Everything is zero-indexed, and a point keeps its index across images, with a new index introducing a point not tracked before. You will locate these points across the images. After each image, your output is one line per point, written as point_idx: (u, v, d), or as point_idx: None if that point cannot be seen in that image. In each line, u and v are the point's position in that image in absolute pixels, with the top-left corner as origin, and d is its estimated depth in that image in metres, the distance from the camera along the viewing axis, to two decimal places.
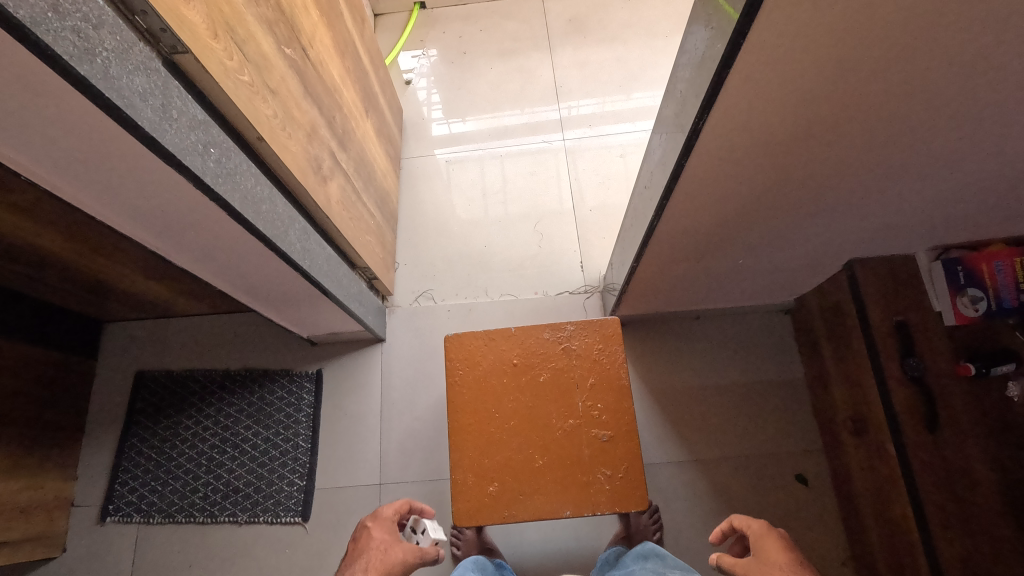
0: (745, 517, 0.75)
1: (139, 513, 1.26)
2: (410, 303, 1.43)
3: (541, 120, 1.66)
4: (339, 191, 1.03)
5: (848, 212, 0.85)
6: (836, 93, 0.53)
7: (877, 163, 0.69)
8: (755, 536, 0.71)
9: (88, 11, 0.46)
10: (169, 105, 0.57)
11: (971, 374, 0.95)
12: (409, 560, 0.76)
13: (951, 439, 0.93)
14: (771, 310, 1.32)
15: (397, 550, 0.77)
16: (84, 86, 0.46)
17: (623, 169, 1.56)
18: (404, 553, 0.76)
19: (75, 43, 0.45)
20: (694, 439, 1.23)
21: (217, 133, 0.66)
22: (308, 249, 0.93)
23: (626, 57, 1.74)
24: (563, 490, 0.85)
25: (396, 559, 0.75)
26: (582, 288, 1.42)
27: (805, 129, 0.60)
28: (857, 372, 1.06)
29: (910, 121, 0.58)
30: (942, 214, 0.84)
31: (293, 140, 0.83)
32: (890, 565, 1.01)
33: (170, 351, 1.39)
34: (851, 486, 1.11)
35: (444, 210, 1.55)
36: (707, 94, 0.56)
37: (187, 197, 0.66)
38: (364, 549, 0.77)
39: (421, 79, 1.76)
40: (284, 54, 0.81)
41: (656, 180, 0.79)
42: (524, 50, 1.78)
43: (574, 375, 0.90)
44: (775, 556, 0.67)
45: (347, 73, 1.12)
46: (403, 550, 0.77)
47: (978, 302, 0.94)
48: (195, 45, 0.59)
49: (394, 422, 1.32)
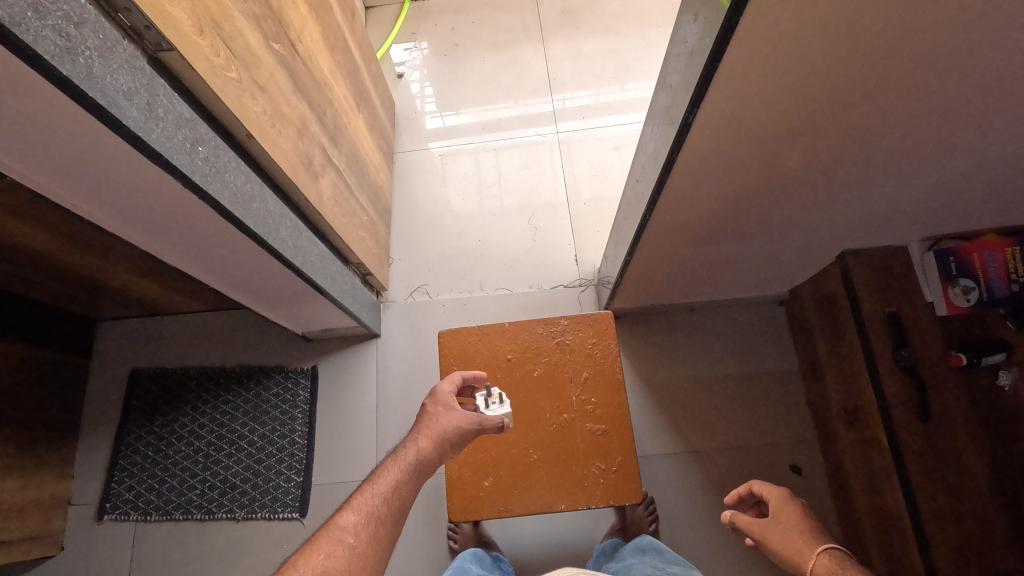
0: (764, 482, 0.73)
1: (136, 510, 1.26)
2: (404, 298, 1.43)
3: (534, 113, 1.65)
4: (331, 187, 1.02)
5: (840, 204, 0.85)
6: (825, 85, 0.53)
7: (868, 154, 0.68)
8: (774, 503, 0.69)
9: (69, 9, 0.45)
10: (154, 103, 0.56)
11: (962, 364, 0.95)
12: (464, 429, 0.77)
13: (942, 429, 0.94)
14: (764, 301, 1.32)
15: (451, 419, 0.77)
16: (66, 85, 0.46)
17: (617, 161, 1.56)
18: (458, 422, 0.77)
19: (56, 42, 0.44)
20: (689, 431, 1.24)
21: (205, 131, 0.65)
22: (300, 245, 0.92)
23: (620, 48, 1.73)
24: (558, 484, 0.85)
25: (450, 430, 0.76)
26: (577, 281, 1.42)
27: (795, 121, 0.60)
28: (851, 363, 1.07)
29: (901, 112, 0.58)
30: (933, 205, 0.84)
31: (283, 136, 0.82)
32: (882, 553, 1.02)
33: (164, 349, 1.38)
34: (844, 476, 1.11)
35: (438, 204, 1.54)
36: (697, 89, 0.56)
37: (175, 195, 0.65)
38: (420, 421, 0.78)
39: (414, 72, 1.75)
40: (272, 50, 0.80)
41: (648, 174, 0.78)
42: (516, 42, 1.77)
43: (568, 369, 0.91)
44: (795, 522, 0.66)
45: (338, 67, 1.11)
46: (458, 419, 0.77)
47: (969, 292, 0.93)
48: (181, 42, 0.58)
49: (390, 417, 1.32)
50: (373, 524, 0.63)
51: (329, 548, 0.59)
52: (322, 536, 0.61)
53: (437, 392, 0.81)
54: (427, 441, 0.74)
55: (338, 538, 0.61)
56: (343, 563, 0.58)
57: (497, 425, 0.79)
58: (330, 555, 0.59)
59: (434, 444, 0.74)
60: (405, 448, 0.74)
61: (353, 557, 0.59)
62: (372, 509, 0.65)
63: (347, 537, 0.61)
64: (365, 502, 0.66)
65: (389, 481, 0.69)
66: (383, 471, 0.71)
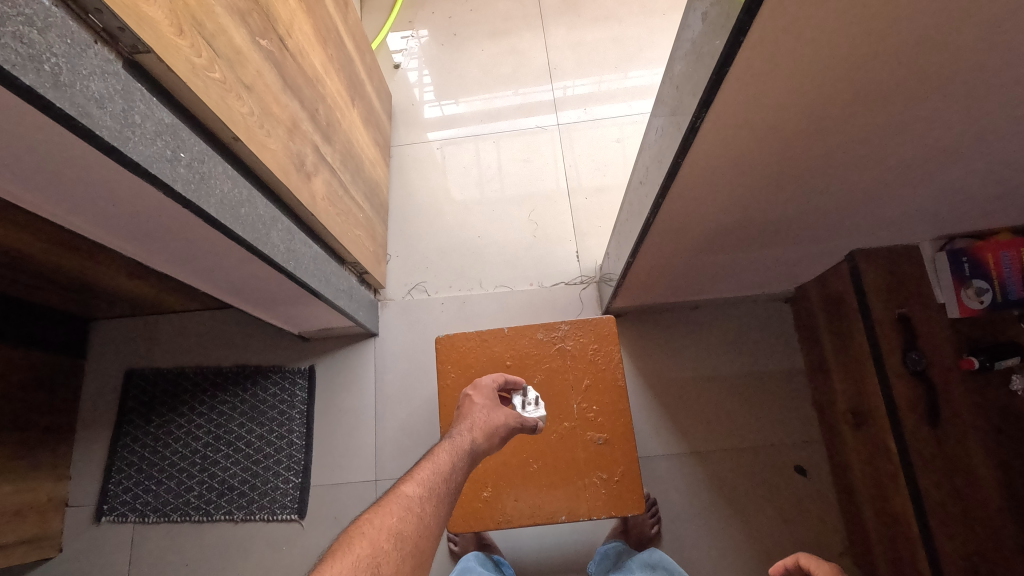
0: (812, 555, 0.66)
1: (134, 512, 1.25)
2: (403, 296, 1.40)
3: (534, 102, 1.61)
4: (324, 187, 0.99)
5: (852, 203, 0.82)
6: (842, 84, 0.50)
7: (882, 153, 0.66)
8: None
9: (32, 13, 0.42)
10: (131, 110, 0.53)
11: (974, 368, 0.93)
12: (511, 426, 0.76)
13: (952, 433, 0.92)
14: (770, 298, 1.29)
15: (502, 414, 0.77)
16: (30, 96, 0.43)
17: (619, 154, 1.52)
18: (507, 419, 0.76)
19: (16, 49, 0.41)
20: (693, 431, 1.22)
21: (187, 136, 0.63)
22: (293, 249, 0.89)
23: (622, 35, 1.68)
24: (559, 495, 0.83)
25: (501, 425, 0.75)
26: (579, 278, 1.40)
27: (807, 121, 0.57)
28: (859, 365, 1.04)
29: (921, 110, 0.55)
30: (949, 204, 0.81)
31: (272, 137, 0.79)
32: (888, 558, 1.01)
33: (159, 349, 1.36)
34: (851, 478, 1.10)
35: (437, 199, 1.51)
36: (704, 94, 0.53)
37: (157, 202, 0.62)
38: (468, 412, 0.77)
39: (411, 61, 1.70)
40: (259, 46, 0.77)
41: (652, 175, 0.75)
42: (516, 30, 1.72)
43: (568, 376, 0.88)
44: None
45: (330, 61, 1.08)
46: (506, 416, 0.77)
47: (983, 293, 0.91)
48: (159, 44, 0.55)
49: (389, 418, 1.30)
50: (436, 498, 0.61)
51: (400, 512, 0.57)
52: (388, 502, 0.59)
53: (484, 386, 0.80)
54: (480, 432, 0.73)
55: (406, 505, 0.58)
56: (414, 528, 0.56)
57: (533, 427, 0.79)
58: (403, 518, 0.57)
59: (487, 436, 0.73)
60: (458, 435, 0.72)
61: (422, 524, 0.57)
62: (435, 485, 0.63)
63: (415, 505, 0.59)
64: (428, 476, 0.63)
65: (448, 460, 0.67)
66: (439, 452, 0.69)
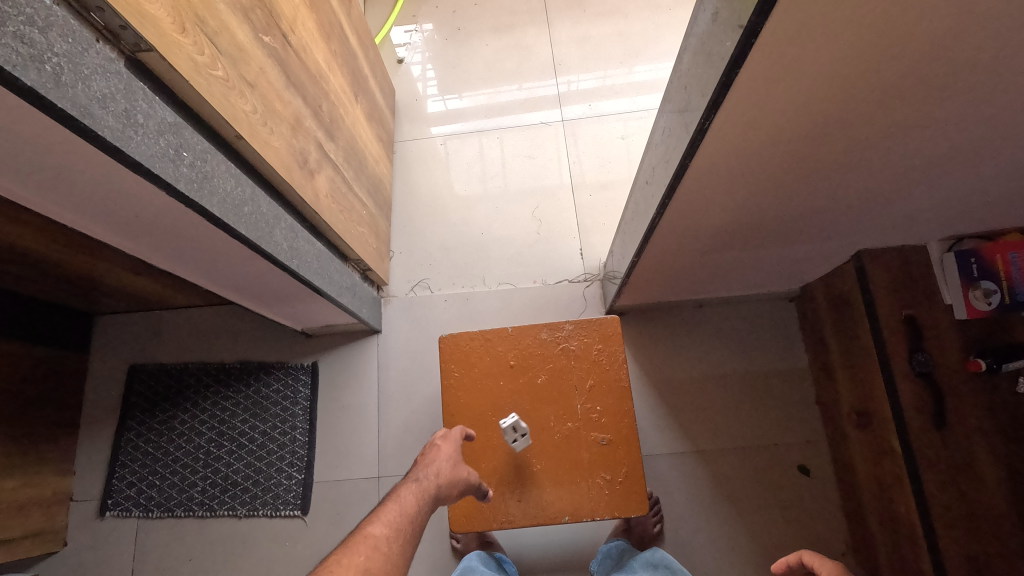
0: (815, 552, 0.67)
1: (138, 507, 1.26)
2: (406, 293, 1.40)
3: (538, 97, 1.60)
4: (327, 184, 0.99)
5: (861, 203, 0.81)
6: (853, 84, 0.49)
7: (893, 153, 0.65)
8: None
9: (32, 12, 0.42)
10: (133, 109, 0.53)
11: (980, 370, 0.92)
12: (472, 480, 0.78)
13: (958, 434, 0.91)
14: (775, 297, 1.28)
15: (466, 469, 0.78)
16: (31, 96, 0.42)
17: (624, 150, 1.51)
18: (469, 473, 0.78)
19: (17, 49, 0.41)
20: (696, 430, 1.22)
21: (190, 135, 0.62)
22: (295, 247, 0.89)
23: (628, 30, 1.67)
24: (562, 495, 0.83)
25: (464, 477, 0.76)
26: (583, 276, 1.39)
27: (817, 121, 0.56)
28: (864, 366, 1.03)
29: (933, 110, 0.54)
30: (959, 204, 0.80)
31: (275, 135, 0.79)
32: (892, 558, 1.00)
33: (163, 344, 1.36)
34: (854, 478, 1.10)
35: (440, 194, 1.50)
36: (714, 96, 0.52)
37: (160, 202, 0.62)
38: (434, 456, 0.77)
39: (414, 56, 1.69)
40: (262, 42, 0.76)
41: (659, 175, 0.75)
42: (520, 24, 1.71)
43: (572, 376, 0.88)
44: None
45: (334, 56, 1.07)
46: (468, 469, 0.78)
47: (991, 296, 0.90)
48: (162, 42, 0.54)
49: (392, 416, 1.30)
50: (402, 537, 0.62)
51: (368, 552, 0.58)
52: (356, 542, 0.60)
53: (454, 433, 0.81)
54: (446, 479, 0.74)
55: (373, 545, 0.60)
56: (382, 567, 0.58)
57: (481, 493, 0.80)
58: (370, 558, 0.58)
59: (452, 484, 0.74)
60: (423, 478, 0.72)
61: (389, 564, 0.59)
62: (402, 524, 0.64)
63: (382, 544, 0.60)
64: (394, 516, 0.64)
65: (414, 502, 0.68)
66: (404, 491, 0.69)
